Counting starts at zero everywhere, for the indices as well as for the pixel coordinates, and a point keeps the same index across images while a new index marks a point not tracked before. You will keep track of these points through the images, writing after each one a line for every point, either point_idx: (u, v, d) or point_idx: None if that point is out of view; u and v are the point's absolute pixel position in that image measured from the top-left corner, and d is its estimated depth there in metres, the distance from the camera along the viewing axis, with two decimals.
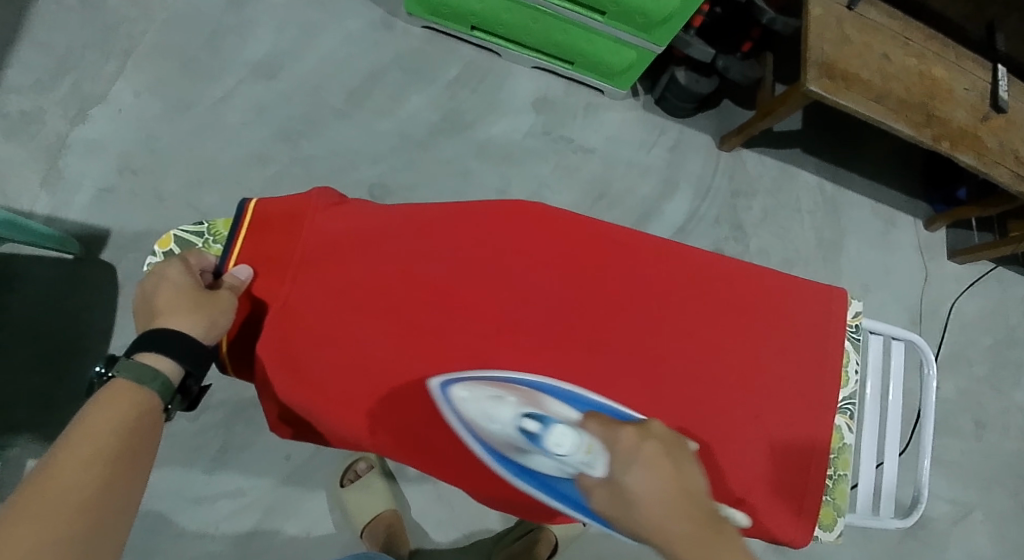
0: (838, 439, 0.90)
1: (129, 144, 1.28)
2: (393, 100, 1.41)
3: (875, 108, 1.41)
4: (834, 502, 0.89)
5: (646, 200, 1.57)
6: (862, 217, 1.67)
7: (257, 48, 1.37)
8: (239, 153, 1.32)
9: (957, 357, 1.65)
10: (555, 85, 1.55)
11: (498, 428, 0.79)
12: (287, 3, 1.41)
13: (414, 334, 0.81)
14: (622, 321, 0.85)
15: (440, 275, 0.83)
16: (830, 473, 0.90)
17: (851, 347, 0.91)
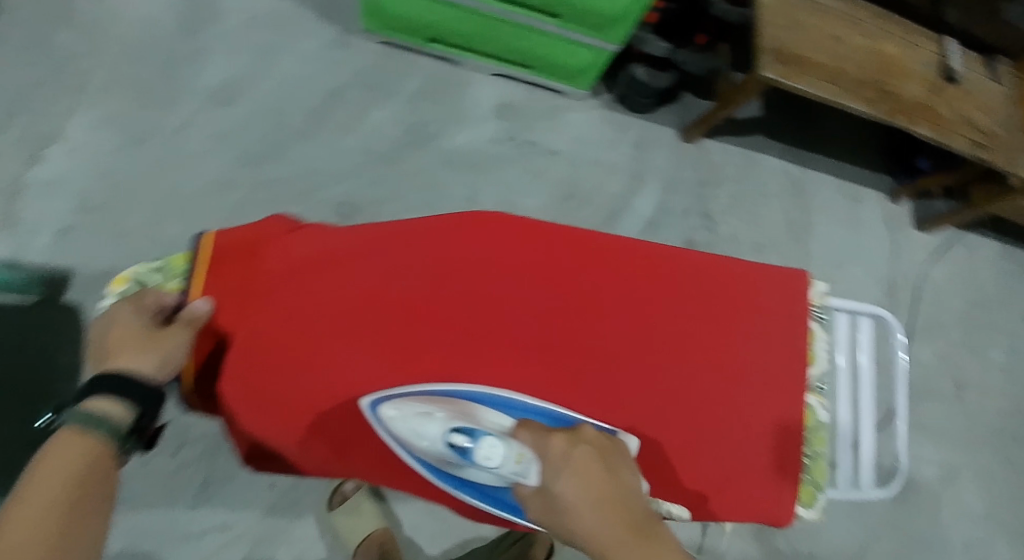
0: (813, 417, 0.88)
1: (88, 182, 1.28)
2: (354, 117, 1.42)
3: (830, 89, 1.43)
4: (813, 480, 0.87)
5: (615, 197, 1.59)
6: (828, 196, 1.70)
7: (214, 74, 1.37)
8: (202, 181, 1.32)
9: (934, 324, 1.68)
10: (516, 90, 1.56)
11: (427, 445, 0.75)
12: (240, 28, 1.41)
13: (382, 355, 0.79)
14: (589, 323, 0.84)
15: (401, 293, 0.81)
16: (807, 452, 0.88)
17: (818, 326, 0.90)
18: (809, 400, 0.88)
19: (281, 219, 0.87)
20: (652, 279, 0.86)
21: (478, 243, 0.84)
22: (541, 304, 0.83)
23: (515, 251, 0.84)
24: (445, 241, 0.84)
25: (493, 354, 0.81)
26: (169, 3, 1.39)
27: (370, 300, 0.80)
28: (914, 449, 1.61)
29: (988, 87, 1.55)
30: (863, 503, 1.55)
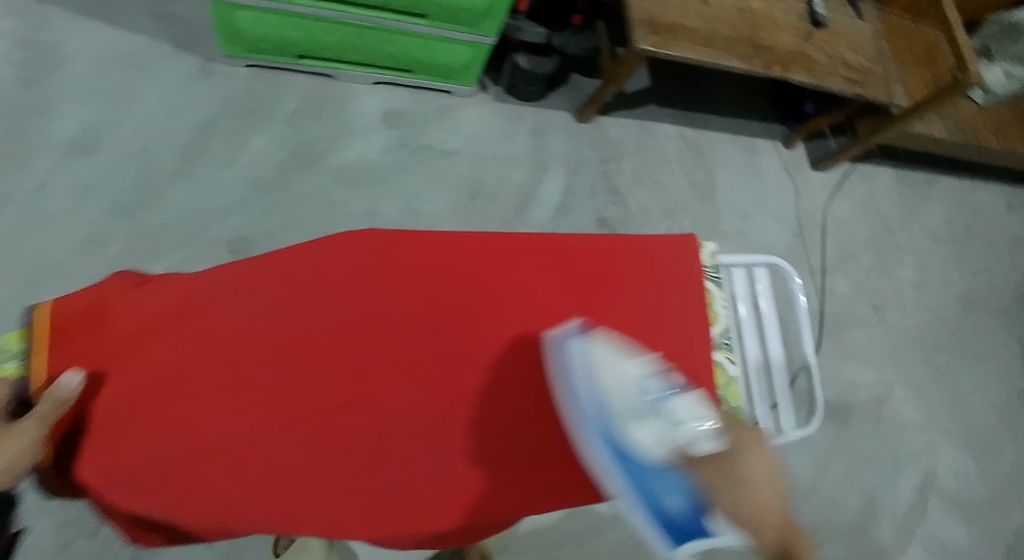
0: (724, 374, 0.86)
1: None
2: (231, 147, 1.41)
3: (705, 51, 1.48)
4: None
5: (521, 187, 1.58)
6: (726, 152, 1.73)
7: (70, 125, 1.33)
8: (73, 240, 1.30)
9: (843, 256, 1.75)
10: (400, 96, 1.55)
11: (630, 382, 0.64)
12: (92, 73, 1.36)
13: (274, 400, 0.70)
14: (495, 325, 0.76)
15: (276, 329, 0.72)
16: (725, 409, 0.85)
17: (712, 286, 0.90)
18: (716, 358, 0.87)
19: (128, 275, 0.79)
20: (548, 269, 0.81)
21: (353, 260, 0.76)
22: (437, 312, 0.75)
23: (392, 262, 0.76)
24: (314, 265, 0.75)
25: (397, 378, 0.72)
26: (8, 57, 1.32)
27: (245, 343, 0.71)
28: (846, 372, 1.68)
29: (856, 25, 1.61)
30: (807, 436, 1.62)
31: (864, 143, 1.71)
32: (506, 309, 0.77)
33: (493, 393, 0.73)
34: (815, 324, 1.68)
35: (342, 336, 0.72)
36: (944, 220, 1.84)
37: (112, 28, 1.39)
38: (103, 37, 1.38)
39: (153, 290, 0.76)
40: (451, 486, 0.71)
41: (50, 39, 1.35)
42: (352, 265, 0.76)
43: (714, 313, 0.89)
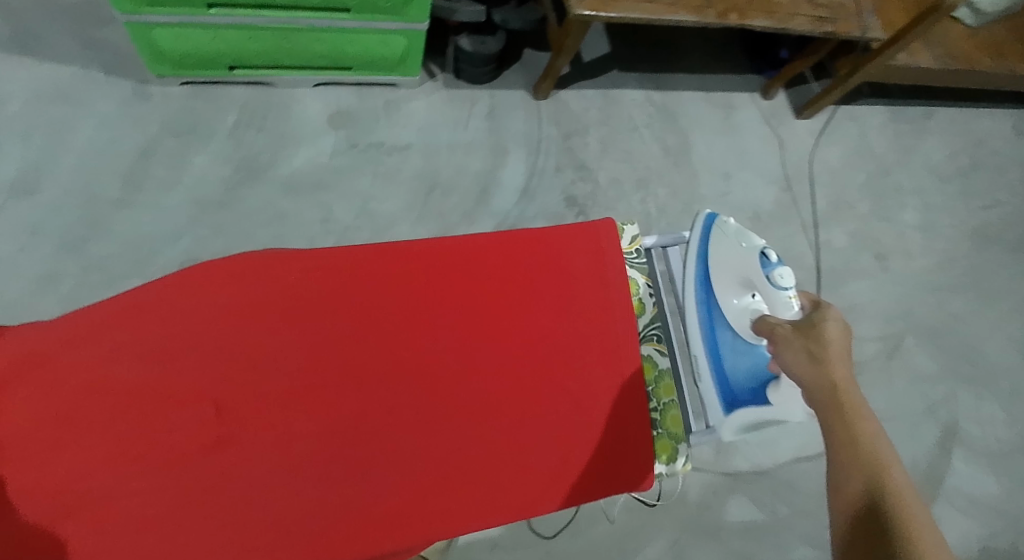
0: (654, 367, 1.06)
1: None
2: (175, 168, 1.41)
3: (651, 7, 1.43)
4: (669, 430, 1.03)
5: (480, 174, 1.52)
6: (699, 111, 1.64)
7: (9, 166, 1.34)
8: (26, 280, 1.29)
9: (838, 206, 1.63)
10: (345, 95, 1.51)
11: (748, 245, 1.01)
12: (26, 111, 1.37)
13: (150, 440, 0.86)
14: (372, 343, 0.97)
15: (153, 376, 0.88)
16: (657, 405, 1.04)
17: (637, 275, 1.10)
18: (647, 351, 1.07)
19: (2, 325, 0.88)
20: (419, 283, 1.01)
21: (235, 300, 0.94)
22: (310, 339, 0.95)
23: (271, 299, 0.95)
24: (188, 310, 0.91)
25: (266, 405, 0.91)
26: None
27: (125, 389, 0.87)
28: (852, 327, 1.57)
29: None
30: None
31: (846, 84, 1.58)
32: (381, 326, 0.98)
33: (354, 410, 0.94)
34: (811, 282, 1.58)
35: (212, 375, 0.90)
36: (947, 154, 1.72)
37: (42, 63, 1.39)
38: (34, 72, 1.39)
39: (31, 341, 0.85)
40: (309, 503, 0.89)
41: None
42: (237, 309, 0.93)
43: (640, 304, 1.09)
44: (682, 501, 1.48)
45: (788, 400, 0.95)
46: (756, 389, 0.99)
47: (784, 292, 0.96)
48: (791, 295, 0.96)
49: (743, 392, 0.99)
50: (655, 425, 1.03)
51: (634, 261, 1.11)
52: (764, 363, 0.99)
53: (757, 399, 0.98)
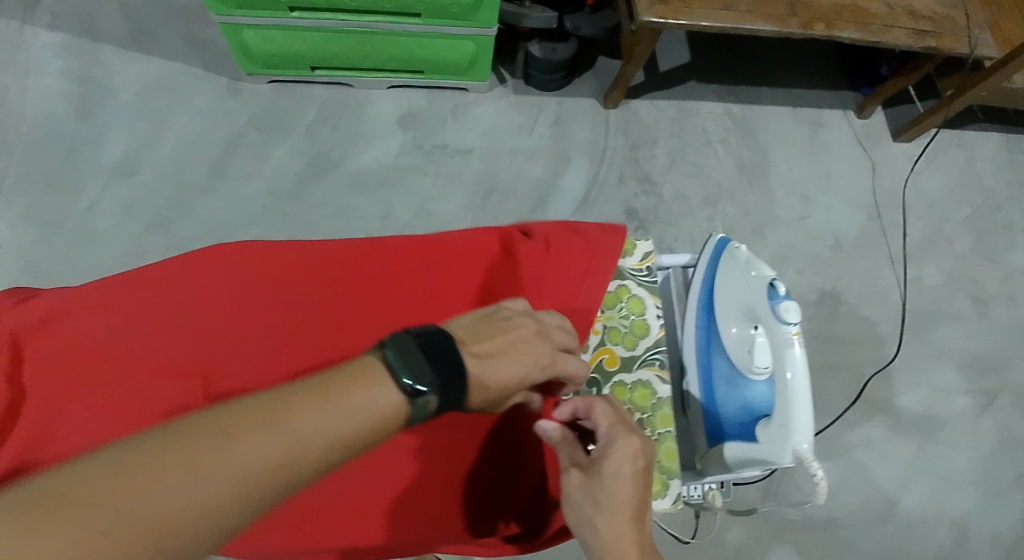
0: (652, 393, 0.96)
1: (13, 276, 1.29)
2: (255, 161, 1.45)
3: (727, 15, 1.28)
4: (664, 466, 0.94)
5: (540, 181, 1.52)
6: (783, 126, 1.55)
7: (114, 149, 1.40)
8: (117, 254, 1.34)
9: (934, 241, 1.49)
10: (416, 97, 1.55)
11: (756, 273, 0.95)
12: (134, 98, 1.43)
13: (135, 406, 0.87)
14: (357, 331, 0.94)
15: (147, 342, 0.90)
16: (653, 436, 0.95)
17: (647, 293, 1.01)
18: (649, 376, 0.97)
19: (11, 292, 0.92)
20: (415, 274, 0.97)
21: (226, 278, 0.94)
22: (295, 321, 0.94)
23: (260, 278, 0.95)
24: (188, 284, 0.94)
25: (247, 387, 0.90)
26: (64, 91, 1.41)
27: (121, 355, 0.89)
28: (936, 376, 1.41)
29: None
30: (885, 452, 1.36)
31: (947, 110, 1.47)
32: (376, 318, 0.95)
33: None
34: (894, 321, 1.44)
35: (196, 351, 0.91)
36: None
37: (151, 58, 1.46)
38: (144, 66, 1.45)
39: (35, 304, 0.90)
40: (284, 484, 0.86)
41: (100, 73, 1.43)
42: (230, 285, 0.94)
43: (647, 324, 1.00)
44: (719, 542, 1.29)
45: (774, 440, 0.86)
46: (746, 424, 0.91)
47: (788, 327, 0.88)
48: (793, 331, 0.87)
49: (730, 426, 0.92)
50: None
51: (644, 279, 1.02)
52: (754, 397, 0.91)
53: (745, 435, 0.89)
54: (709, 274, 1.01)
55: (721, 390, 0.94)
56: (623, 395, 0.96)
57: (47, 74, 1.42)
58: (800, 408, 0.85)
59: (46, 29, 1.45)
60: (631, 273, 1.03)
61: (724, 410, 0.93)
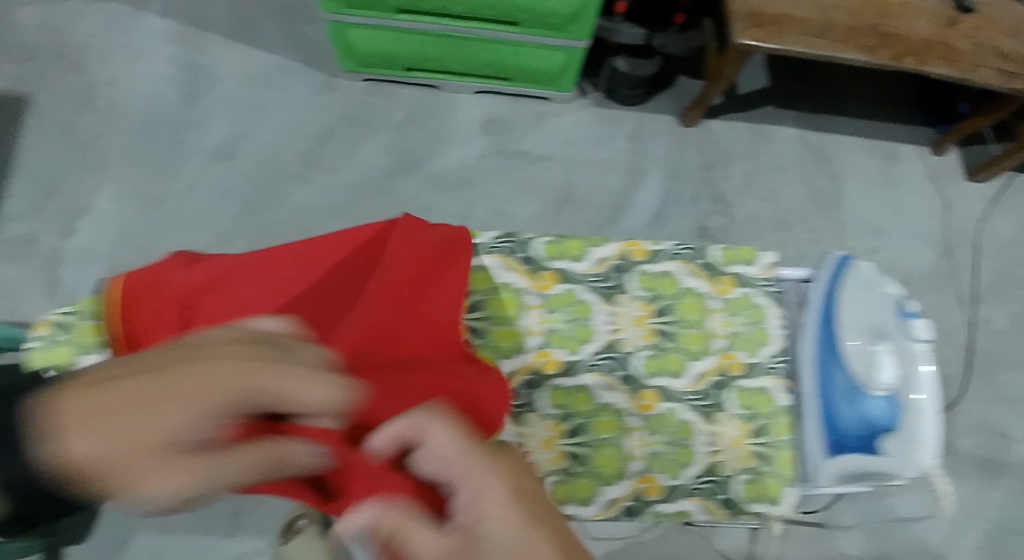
0: (773, 403, 0.99)
1: (116, 246, 1.37)
2: (345, 154, 1.52)
3: (818, 43, 1.32)
4: (779, 472, 0.96)
5: (615, 193, 1.56)
6: (859, 158, 1.57)
7: (216, 134, 1.47)
8: (213, 233, 1.41)
9: (1003, 284, 1.51)
10: (501, 104, 1.60)
11: (885, 288, 0.98)
12: (237, 87, 1.50)
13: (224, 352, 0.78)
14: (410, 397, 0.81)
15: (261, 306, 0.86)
16: (769, 443, 0.97)
17: (769, 302, 1.02)
18: (770, 385, 0.99)
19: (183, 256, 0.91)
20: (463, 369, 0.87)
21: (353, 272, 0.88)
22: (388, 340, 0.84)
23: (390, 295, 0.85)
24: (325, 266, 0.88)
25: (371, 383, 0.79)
26: (172, 76, 1.49)
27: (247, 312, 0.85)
28: (995, 418, 1.42)
29: (1014, 9, 1.38)
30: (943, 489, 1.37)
31: None
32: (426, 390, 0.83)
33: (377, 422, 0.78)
34: (958, 359, 1.45)
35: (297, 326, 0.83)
36: None
37: (254, 50, 1.53)
38: (247, 57, 1.52)
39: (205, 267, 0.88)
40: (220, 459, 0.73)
41: (206, 62, 1.51)
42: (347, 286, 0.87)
43: (768, 333, 1.01)
44: None
45: (900, 455, 0.92)
46: (863, 438, 0.93)
47: (919, 343, 0.94)
48: (922, 348, 0.94)
49: (849, 438, 0.94)
50: (765, 463, 0.97)
51: (765, 287, 1.03)
52: (874, 412, 0.93)
53: (866, 449, 0.93)
54: (831, 288, 0.99)
55: (839, 402, 0.95)
56: (747, 401, 0.98)
57: (156, 58, 1.49)
58: (927, 426, 0.92)
59: (158, 15, 1.52)
60: (754, 281, 1.03)
61: (841, 423, 0.94)
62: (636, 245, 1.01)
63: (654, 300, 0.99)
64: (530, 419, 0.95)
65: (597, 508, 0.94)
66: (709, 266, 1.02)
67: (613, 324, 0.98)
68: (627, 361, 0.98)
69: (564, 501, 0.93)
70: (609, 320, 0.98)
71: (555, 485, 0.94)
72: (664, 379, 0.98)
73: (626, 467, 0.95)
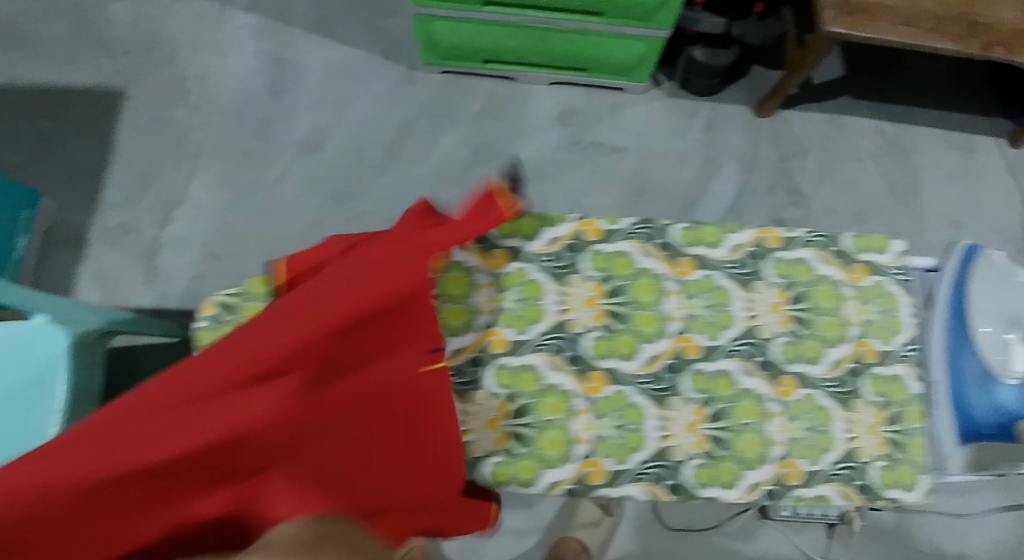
0: (904, 391, 0.90)
1: (210, 235, 1.46)
2: (426, 146, 1.56)
3: (906, 31, 1.32)
4: (912, 459, 0.89)
5: (689, 184, 1.56)
6: (938, 151, 1.55)
7: (302, 127, 1.54)
8: (301, 223, 1.48)
9: None
10: (574, 95, 1.61)
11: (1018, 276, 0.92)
12: (321, 81, 1.57)
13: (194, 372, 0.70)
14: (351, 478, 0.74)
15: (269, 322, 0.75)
16: (902, 430, 0.89)
17: (900, 290, 0.92)
18: (902, 372, 0.91)
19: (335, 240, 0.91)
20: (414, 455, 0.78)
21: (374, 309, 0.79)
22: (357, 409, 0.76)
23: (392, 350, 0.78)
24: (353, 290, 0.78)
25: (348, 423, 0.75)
26: (259, 69, 1.56)
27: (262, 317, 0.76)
28: None
29: None
30: None
31: None
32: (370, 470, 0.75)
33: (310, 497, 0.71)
34: None
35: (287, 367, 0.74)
36: None
37: (336, 44, 1.59)
38: (330, 51, 1.58)
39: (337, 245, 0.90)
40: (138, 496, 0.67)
41: (291, 56, 1.57)
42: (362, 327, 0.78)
43: (900, 322, 0.92)
44: None
45: None
46: (999, 425, 0.89)
47: None
48: None
49: (985, 426, 0.89)
50: (897, 449, 0.89)
51: (897, 278, 0.93)
52: (1007, 399, 0.89)
53: (1003, 435, 0.89)
54: (959, 277, 0.92)
55: (971, 390, 0.90)
56: (881, 389, 0.89)
57: (244, 53, 1.56)
58: None
59: (243, 11, 1.60)
60: (886, 270, 0.93)
61: (975, 411, 0.89)
62: (771, 231, 0.90)
63: (790, 287, 0.89)
64: (675, 404, 0.85)
65: (740, 492, 0.84)
66: (839, 255, 0.91)
67: (751, 310, 0.88)
68: (767, 348, 0.87)
69: (705, 484, 0.84)
70: (749, 306, 0.88)
71: (696, 468, 0.84)
72: (801, 366, 0.88)
73: (768, 452, 0.85)
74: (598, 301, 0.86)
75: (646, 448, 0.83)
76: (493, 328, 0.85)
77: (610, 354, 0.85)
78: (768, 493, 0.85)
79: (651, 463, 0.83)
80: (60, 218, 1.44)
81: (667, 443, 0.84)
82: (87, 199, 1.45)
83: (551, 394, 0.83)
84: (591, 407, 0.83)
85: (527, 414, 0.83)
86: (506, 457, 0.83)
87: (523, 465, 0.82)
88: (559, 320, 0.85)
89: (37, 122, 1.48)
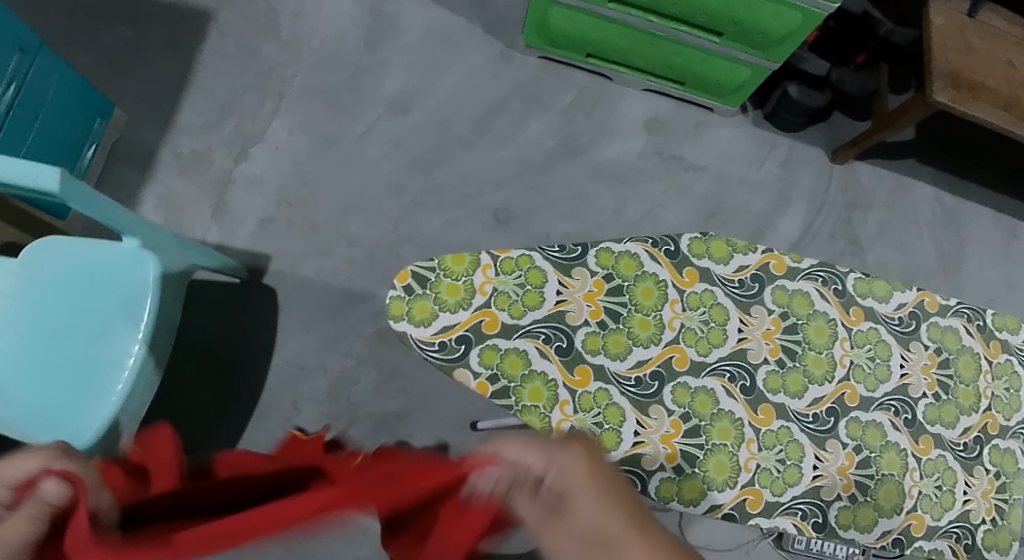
0: (1014, 464, 1.05)
1: (286, 178, 1.44)
2: (513, 129, 1.54)
3: (1004, 116, 1.38)
4: (1010, 527, 1.04)
5: (759, 215, 1.59)
6: (983, 228, 1.66)
7: (392, 85, 1.52)
8: (379, 183, 1.46)
9: None
10: (665, 106, 1.62)
11: None
12: (418, 42, 1.55)
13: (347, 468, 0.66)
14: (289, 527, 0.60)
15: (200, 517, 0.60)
16: (1007, 497, 1.04)
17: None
18: (1012, 445, 1.06)
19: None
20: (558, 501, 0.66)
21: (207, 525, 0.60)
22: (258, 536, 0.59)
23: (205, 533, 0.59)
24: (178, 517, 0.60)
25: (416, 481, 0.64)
26: (358, 19, 1.55)
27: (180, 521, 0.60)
28: None
29: None
30: None
31: None
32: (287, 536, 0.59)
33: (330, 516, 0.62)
34: None
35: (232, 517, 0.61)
36: None
37: (439, 8, 1.58)
38: (431, 14, 1.57)
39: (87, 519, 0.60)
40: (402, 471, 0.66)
41: (391, 11, 1.56)
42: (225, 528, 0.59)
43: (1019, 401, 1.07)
44: None
45: None
46: None
47: None
48: None
49: None
50: (999, 513, 1.04)
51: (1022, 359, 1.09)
52: None
53: None
54: None
55: None
56: (997, 459, 1.05)
57: None
58: None
59: None
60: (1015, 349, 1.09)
61: None
62: (931, 296, 1.10)
63: (938, 353, 1.07)
64: (832, 446, 1.03)
65: (874, 536, 1.02)
66: (982, 329, 1.10)
67: (906, 368, 1.06)
68: (914, 406, 1.05)
69: (846, 525, 1.02)
70: (905, 363, 1.06)
71: (840, 509, 1.02)
72: (938, 428, 1.05)
73: (903, 503, 1.02)
74: (775, 335, 1.07)
75: (801, 484, 1.02)
76: (677, 345, 1.06)
77: (781, 390, 1.05)
78: (896, 540, 1.01)
79: (801, 497, 1.02)
80: (127, 132, 1.42)
81: (819, 482, 1.02)
82: (161, 118, 1.43)
83: (724, 419, 1.03)
84: (759, 438, 1.03)
85: (700, 435, 1.03)
86: (673, 474, 1.02)
87: (691, 484, 1.02)
88: (737, 348, 1.06)
89: (116, 26, 1.47)
